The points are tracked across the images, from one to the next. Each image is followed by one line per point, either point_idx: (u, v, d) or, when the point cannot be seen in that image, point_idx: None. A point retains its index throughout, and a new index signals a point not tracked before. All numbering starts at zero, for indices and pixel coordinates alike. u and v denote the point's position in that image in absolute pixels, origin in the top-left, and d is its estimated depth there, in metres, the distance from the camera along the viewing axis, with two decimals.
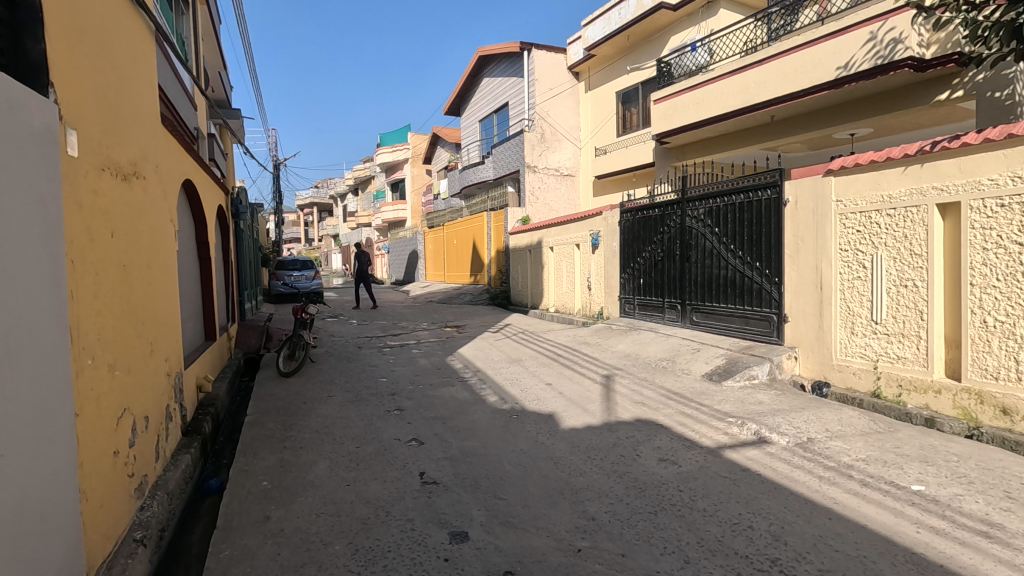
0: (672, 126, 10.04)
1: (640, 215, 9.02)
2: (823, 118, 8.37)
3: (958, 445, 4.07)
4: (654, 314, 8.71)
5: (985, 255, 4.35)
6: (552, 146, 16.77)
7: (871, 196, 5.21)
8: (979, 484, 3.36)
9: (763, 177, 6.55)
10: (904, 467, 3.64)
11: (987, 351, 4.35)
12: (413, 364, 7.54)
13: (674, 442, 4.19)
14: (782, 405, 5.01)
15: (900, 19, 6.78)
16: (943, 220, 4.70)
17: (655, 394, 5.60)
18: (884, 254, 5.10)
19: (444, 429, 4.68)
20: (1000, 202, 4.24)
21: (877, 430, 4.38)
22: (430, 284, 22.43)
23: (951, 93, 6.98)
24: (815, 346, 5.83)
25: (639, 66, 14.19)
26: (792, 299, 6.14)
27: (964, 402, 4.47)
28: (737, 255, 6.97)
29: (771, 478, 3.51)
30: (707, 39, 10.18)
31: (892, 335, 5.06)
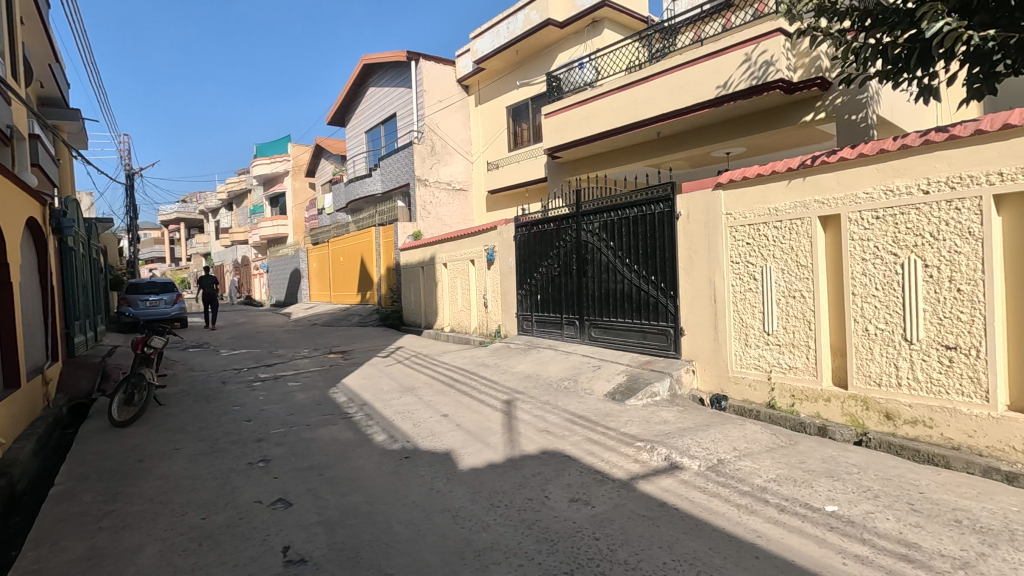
0: (564, 141, 10.02)
1: (535, 229, 8.78)
2: (704, 136, 8.71)
3: (853, 455, 4.10)
4: (553, 330, 8.46)
5: (864, 265, 4.47)
6: (443, 159, 16.27)
7: (759, 209, 5.28)
8: (883, 498, 3.32)
9: (654, 191, 6.53)
10: (814, 485, 3.54)
11: (869, 359, 4.46)
12: (288, 400, 6.55)
13: (584, 476, 3.82)
14: (686, 423, 4.85)
15: (771, 43, 7.17)
16: (825, 232, 4.82)
17: (559, 419, 5.24)
18: (773, 266, 5.18)
19: (320, 483, 3.92)
20: (875, 214, 4.37)
21: (780, 445, 4.35)
22: (315, 305, 20.83)
23: (815, 115, 7.51)
24: (712, 359, 5.81)
25: (529, 81, 14.22)
26: (687, 313, 6.11)
27: (851, 409, 4.56)
28: (633, 269, 6.89)
29: (690, 513, 3.23)
30: (593, 56, 10.28)
31: (783, 345, 5.12)
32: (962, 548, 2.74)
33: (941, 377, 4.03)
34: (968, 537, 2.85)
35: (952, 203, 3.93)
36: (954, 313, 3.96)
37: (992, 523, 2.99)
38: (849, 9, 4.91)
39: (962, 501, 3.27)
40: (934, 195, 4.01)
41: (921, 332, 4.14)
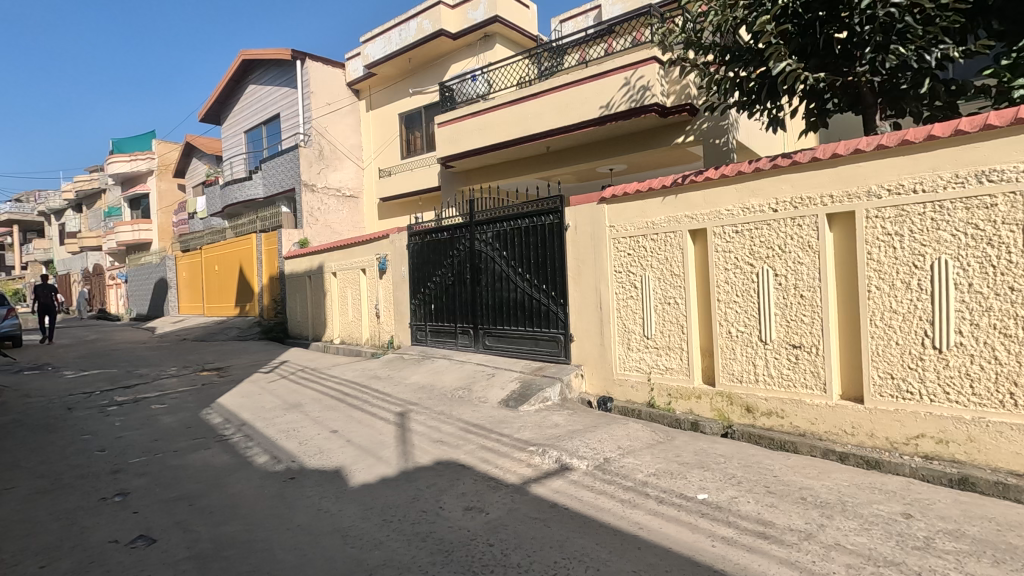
0: (457, 151, 10.10)
1: (429, 238, 8.72)
2: (589, 152, 9.20)
3: (721, 447, 4.54)
4: (447, 340, 8.43)
5: (727, 275, 4.97)
6: (332, 165, 15.61)
7: (638, 222, 5.68)
8: (745, 483, 3.72)
9: (544, 203, 6.78)
10: (687, 476, 3.86)
11: (732, 358, 4.97)
12: (152, 425, 5.88)
13: (478, 484, 3.85)
14: (576, 425, 5.06)
15: (647, 70, 7.78)
16: (694, 244, 5.30)
17: (454, 428, 5.23)
18: (651, 275, 5.59)
19: (191, 514, 3.57)
20: (735, 229, 4.89)
21: (659, 441, 4.69)
22: (185, 318, 18.95)
23: (686, 138, 8.22)
24: (599, 364, 6.13)
25: (422, 90, 14.15)
26: (576, 319, 6.39)
27: (719, 405, 5.04)
28: (525, 278, 7.08)
29: (579, 511, 3.38)
30: (485, 69, 10.45)
31: (660, 347, 5.54)
32: (806, 521, 3.14)
33: (789, 372, 4.59)
34: (811, 511, 3.27)
35: (795, 221, 4.51)
36: (798, 316, 4.53)
37: (829, 497, 3.46)
38: (711, 45, 5.47)
39: (807, 480, 3.75)
40: (781, 213, 4.58)
41: (773, 333, 4.69)
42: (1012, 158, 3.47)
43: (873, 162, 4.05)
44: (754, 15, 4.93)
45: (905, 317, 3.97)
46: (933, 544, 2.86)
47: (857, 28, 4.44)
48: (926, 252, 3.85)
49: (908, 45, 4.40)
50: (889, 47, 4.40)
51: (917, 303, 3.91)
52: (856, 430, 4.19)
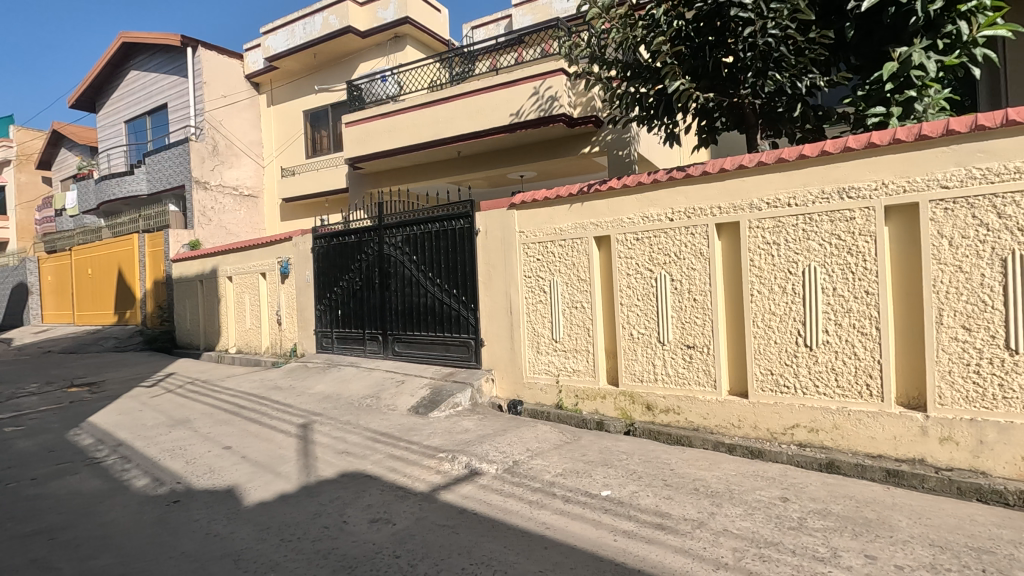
0: (366, 152, 9.82)
1: (335, 241, 8.38)
2: (500, 158, 9.30)
3: (624, 444, 4.75)
4: (354, 347, 8.14)
5: (629, 279, 5.22)
6: (229, 161, 14.56)
7: (546, 228, 5.82)
8: (645, 478, 3.91)
9: (455, 207, 6.76)
10: (592, 474, 4.00)
11: (634, 359, 5.22)
12: (3, 451, 5.13)
13: (385, 495, 3.74)
14: (486, 430, 5.08)
15: (555, 81, 8.02)
16: (599, 250, 5.51)
17: (360, 438, 5.05)
18: (559, 279, 5.74)
19: (52, 550, 3.15)
20: (636, 236, 5.15)
21: (566, 441, 4.82)
22: (51, 328, 16.79)
23: (591, 148, 8.55)
24: (509, 367, 6.19)
25: (328, 87, 13.62)
26: (486, 324, 6.42)
27: (622, 404, 5.27)
28: (435, 282, 7.00)
29: (487, 515, 3.39)
30: (396, 70, 10.27)
31: (568, 350, 5.70)
32: (699, 510, 3.36)
33: (685, 371, 4.90)
34: (704, 501, 3.50)
35: (689, 229, 4.82)
36: (692, 318, 4.85)
37: (719, 487, 3.72)
38: (613, 61, 5.74)
39: (700, 472, 4.01)
40: (676, 221, 4.88)
41: (670, 335, 4.98)
42: (866, 176, 3.94)
43: (755, 176, 4.43)
44: (652, 36, 5.25)
45: (783, 318, 4.37)
46: (805, 523, 3.17)
47: (741, 54, 4.86)
48: (799, 259, 4.27)
49: (783, 72, 4.87)
50: (767, 73, 4.86)
51: (792, 305, 4.32)
52: (742, 423, 4.56)
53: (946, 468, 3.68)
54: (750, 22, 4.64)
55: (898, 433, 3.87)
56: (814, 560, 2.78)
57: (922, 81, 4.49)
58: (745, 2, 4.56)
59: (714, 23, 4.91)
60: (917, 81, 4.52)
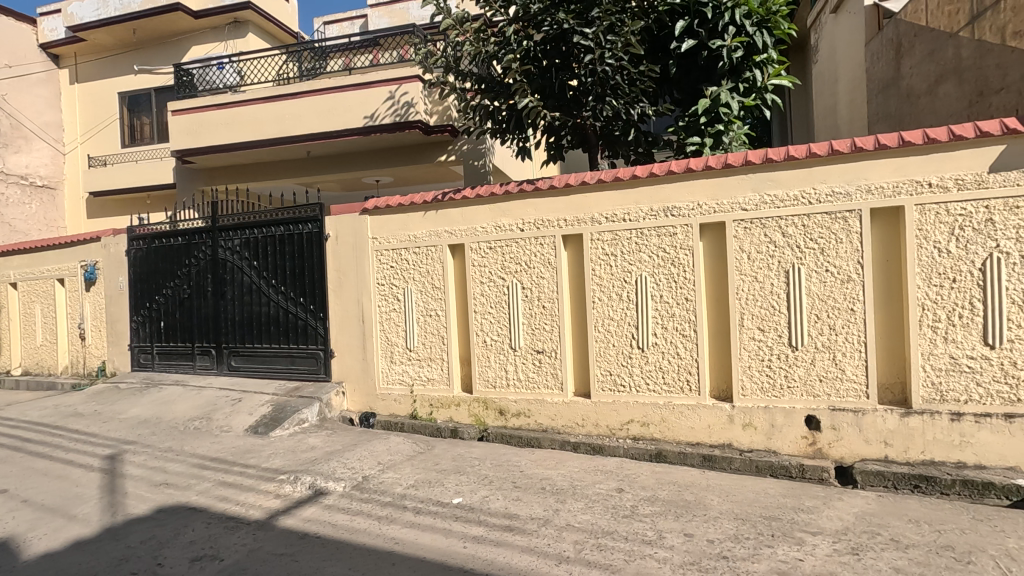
0: (197, 144, 8.80)
1: (157, 243, 7.37)
2: (353, 161, 8.95)
3: (477, 450, 4.81)
4: (181, 363, 7.21)
5: (482, 287, 5.32)
6: (14, 145, 12.11)
7: (400, 235, 5.70)
8: (495, 482, 3.99)
9: (302, 210, 6.33)
10: (444, 483, 3.98)
11: (487, 365, 5.32)
12: None
13: (212, 528, 3.35)
14: (334, 446, 4.80)
15: (411, 87, 7.93)
16: (453, 258, 5.54)
17: (184, 466, 4.47)
18: (413, 287, 5.66)
19: None
20: (489, 245, 5.27)
21: (419, 451, 4.74)
22: None
23: (448, 156, 8.57)
24: (360, 379, 5.94)
25: (152, 69, 12.02)
26: (336, 334, 6.09)
27: (476, 410, 5.35)
28: (279, 290, 6.48)
29: (331, 537, 3.20)
30: (235, 58, 9.39)
31: (422, 358, 5.63)
32: (544, 509, 3.51)
33: (534, 375, 5.11)
34: (549, 499, 3.67)
35: (538, 240, 5.06)
36: (541, 325, 5.08)
37: (563, 484, 3.93)
38: (468, 73, 5.88)
39: (547, 471, 4.20)
40: (526, 232, 5.09)
41: (521, 340, 5.16)
42: (685, 197, 4.47)
43: (596, 193, 4.79)
44: (503, 52, 5.49)
45: (619, 323, 4.77)
46: (636, 511, 3.47)
47: (582, 79, 5.27)
48: (633, 269, 4.69)
49: (619, 98, 5.36)
50: (605, 98, 5.31)
51: (627, 312, 4.74)
52: (585, 422, 4.88)
53: (747, 450, 4.30)
54: (591, 49, 5.06)
55: (711, 422, 4.42)
56: (643, 544, 3.05)
57: (728, 117, 5.24)
58: (586, 31, 4.99)
59: (559, 47, 5.28)
60: (724, 117, 5.25)
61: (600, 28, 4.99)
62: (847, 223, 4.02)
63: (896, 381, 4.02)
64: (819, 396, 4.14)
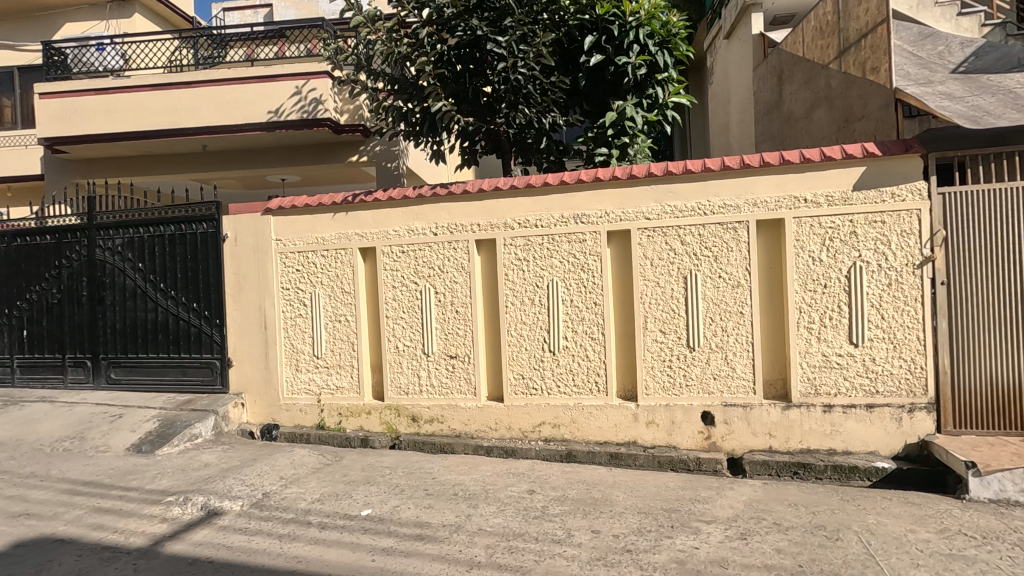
0: (71, 132, 7.90)
1: (20, 241, 6.52)
2: (256, 158, 8.44)
3: (388, 459, 4.70)
4: (49, 377, 6.41)
5: (394, 292, 5.20)
6: None
7: (306, 238, 5.44)
8: (407, 490, 3.91)
9: (196, 209, 5.86)
10: (353, 495, 3.84)
11: (400, 372, 5.20)
12: None
13: (83, 561, 3.00)
14: (231, 462, 4.49)
15: (319, 83, 7.61)
16: (364, 262, 5.37)
17: (50, 493, 3.98)
18: (321, 292, 5.41)
19: None
20: (402, 249, 5.17)
21: (326, 463, 4.55)
22: None
23: (359, 157, 8.31)
24: (262, 389, 5.59)
25: (14, 45, 10.64)
26: (234, 342, 5.69)
27: (388, 418, 5.22)
28: (169, 296, 5.95)
29: (226, 561, 2.97)
30: (118, 40, 8.53)
31: (330, 366, 5.40)
32: (456, 515, 3.49)
33: (447, 380, 5.07)
34: (461, 504, 3.65)
35: (452, 244, 5.03)
36: (455, 330, 5.05)
37: (476, 489, 3.93)
38: (380, 72, 5.74)
39: (459, 477, 4.18)
40: (440, 236, 5.05)
41: (434, 346, 5.10)
42: (594, 206, 4.64)
43: (509, 199, 4.85)
44: (417, 54, 5.43)
45: (531, 327, 4.85)
46: (547, 511, 3.54)
47: (496, 85, 5.32)
48: (545, 274, 4.80)
49: (531, 107, 5.47)
50: (518, 106, 5.41)
51: (539, 316, 4.83)
52: (498, 426, 4.92)
53: (650, 446, 4.53)
54: (504, 57, 5.14)
55: (618, 422, 4.62)
56: (553, 543, 3.11)
57: (633, 131, 5.53)
58: (499, 39, 5.05)
59: (472, 53, 5.31)
60: (629, 130, 5.52)
61: (513, 36, 5.08)
62: (737, 233, 4.37)
63: (779, 377, 4.41)
64: (714, 393, 4.45)
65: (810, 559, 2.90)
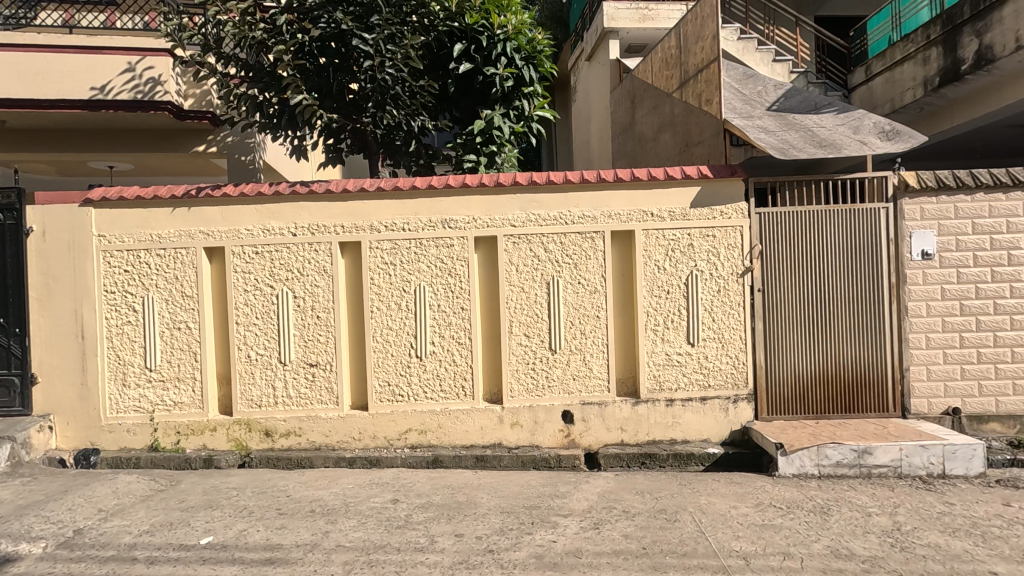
0: None
1: None
2: (75, 140, 7.28)
3: (235, 479, 4.29)
4: None
5: (246, 296, 4.78)
6: None
7: (138, 234, 4.79)
8: (256, 512, 3.60)
9: None
10: (190, 522, 3.45)
11: (251, 383, 4.79)
12: None
13: None
14: (33, 496, 3.79)
15: (158, 61, 6.75)
16: (210, 263, 4.86)
17: None
18: (156, 296, 4.81)
19: None
20: (255, 250, 4.77)
21: (159, 489, 4.03)
22: None
23: (207, 147, 7.54)
24: (78, 409, 4.81)
25: None
26: (40, 355, 4.81)
27: (236, 434, 4.78)
28: None
29: None
30: None
31: (167, 380, 4.81)
32: (312, 533, 3.29)
33: (306, 391, 4.77)
34: (318, 521, 3.45)
35: (312, 246, 4.75)
36: (315, 336, 4.77)
37: (335, 503, 3.74)
38: (231, 57, 5.27)
39: (316, 492, 3.95)
40: (299, 237, 4.74)
41: (291, 354, 4.77)
42: (462, 212, 4.68)
43: (375, 201, 4.71)
44: (274, 41, 5.06)
45: (398, 332, 4.75)
46: (410, 520, 3.48)
47: (362, 83, 5.14)
48: (412, 279, 4.73)
49: (399, 109, 5.38)
50: (385, 107, 5.28)
51: (406, 321, 4.74)
52: (362, 435, 4.73)
53: (514, 447, 4.67)
54: (370, 56, 4.99)
55: (484, 424, 4.69)
56: (414, 552, 3.06)
57: (500, 140, 5.67)
58: (365, 36, 4.92)
59: (336, 46, 5.08)
60: (496, 139, 5.65)
61: (380, 35, 4.96)
62: (594, 242, 4.68)
63: (629, 376, 4.79)
64: (573, 393, 4.71)
65: (652, 541, 3.18)
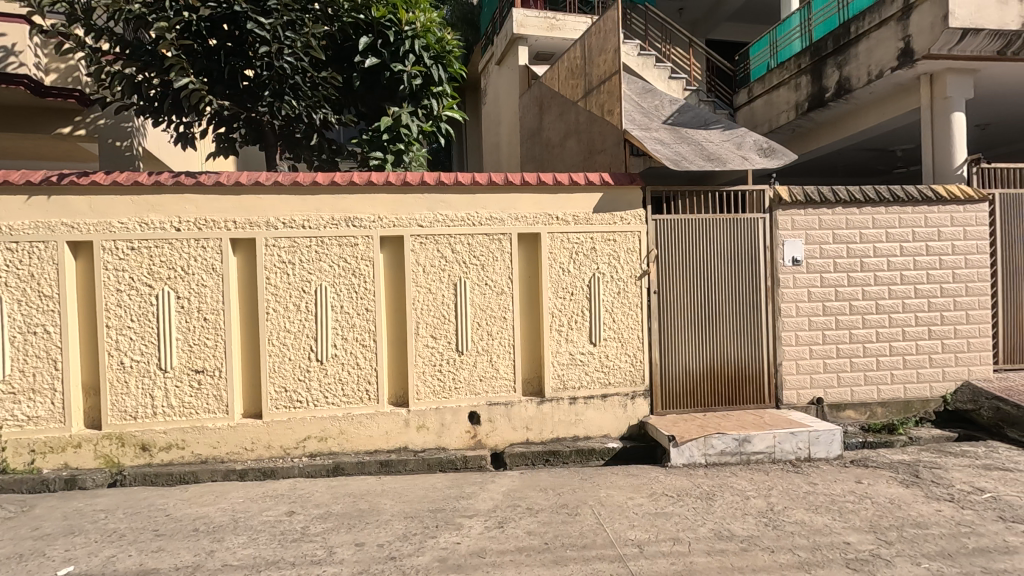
0: None
1: None
2: None
3: (103, 500, 3.86)
4: None
5: (119, 296, 4.31)
6: None
7: None
8: (128, 534, 3.26)
9: None
10: (46, 552, 3.05)
11: (125, 393, 4.33)
12: None
13: None
14: None
15: (10, 27, 5.84)
16: (75, 259, 4.32)
17: None
18: (6, 296, 4.20)
19: None
20: (130, 245, 4.31)
21: (6, 518, 3.53)
22: None
23: (74, 130, 6.77)
24: None
25: None
26: None
27: (105, 450, 4.30)
28: None
29: None
30: None
31: (19, 392, 4.21)
32: (195, 554, 3.03)
33: (190, 399, 4.39)
34: (202, 540, 3.18)
35: (199, 242, 4.38)
36: (201, 340, 4.41)
37: (223, 519, 3.47)
38: (104, 30, 4.72)
39: (201, 509, 3.64)
40: (183, 233, 4.35)
41: (173, 360, 4.37)
42: (367, 210, 4.54)
43: (272, 196, 4.43)
44: (156, 16, 4.54)
45: (296, 335, 4.50)
46: (306, 531, 3.31)
47: (258, 70, 4.82)
48: (312, 279, 4.51)
49: (299, 100, 5.13)
50: (284, 96, 4.98)
51: (305, 323, 4.51)
52: (255, 445, 4.44)
53: (420, 450, 4.60)
54: (266, 41, 4.69)
55: (388, 428, 4.57)
56: (311, 565, 2.92)
57: (408, 138, 5.57)
58: (262, 20, 4.58)
59: (229, 29, 4.72)
60: (403, 137, 5.55)
61: (278, 20, 4.66)
62: (501, 243, 4.73)
63: (535, 375, 4.89)
64: (479, 394, 4.72)
65: (554, 536, 3.26)
